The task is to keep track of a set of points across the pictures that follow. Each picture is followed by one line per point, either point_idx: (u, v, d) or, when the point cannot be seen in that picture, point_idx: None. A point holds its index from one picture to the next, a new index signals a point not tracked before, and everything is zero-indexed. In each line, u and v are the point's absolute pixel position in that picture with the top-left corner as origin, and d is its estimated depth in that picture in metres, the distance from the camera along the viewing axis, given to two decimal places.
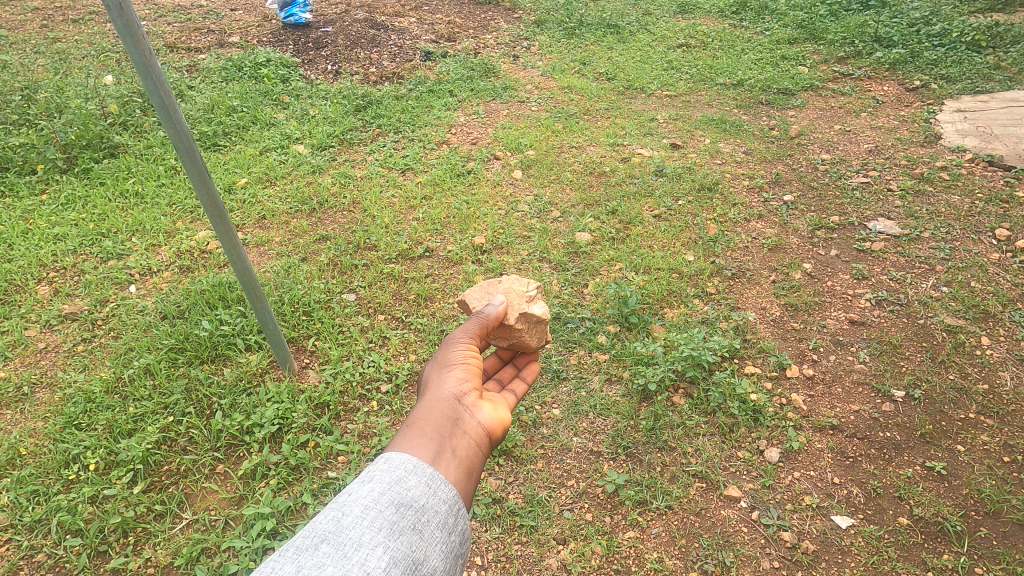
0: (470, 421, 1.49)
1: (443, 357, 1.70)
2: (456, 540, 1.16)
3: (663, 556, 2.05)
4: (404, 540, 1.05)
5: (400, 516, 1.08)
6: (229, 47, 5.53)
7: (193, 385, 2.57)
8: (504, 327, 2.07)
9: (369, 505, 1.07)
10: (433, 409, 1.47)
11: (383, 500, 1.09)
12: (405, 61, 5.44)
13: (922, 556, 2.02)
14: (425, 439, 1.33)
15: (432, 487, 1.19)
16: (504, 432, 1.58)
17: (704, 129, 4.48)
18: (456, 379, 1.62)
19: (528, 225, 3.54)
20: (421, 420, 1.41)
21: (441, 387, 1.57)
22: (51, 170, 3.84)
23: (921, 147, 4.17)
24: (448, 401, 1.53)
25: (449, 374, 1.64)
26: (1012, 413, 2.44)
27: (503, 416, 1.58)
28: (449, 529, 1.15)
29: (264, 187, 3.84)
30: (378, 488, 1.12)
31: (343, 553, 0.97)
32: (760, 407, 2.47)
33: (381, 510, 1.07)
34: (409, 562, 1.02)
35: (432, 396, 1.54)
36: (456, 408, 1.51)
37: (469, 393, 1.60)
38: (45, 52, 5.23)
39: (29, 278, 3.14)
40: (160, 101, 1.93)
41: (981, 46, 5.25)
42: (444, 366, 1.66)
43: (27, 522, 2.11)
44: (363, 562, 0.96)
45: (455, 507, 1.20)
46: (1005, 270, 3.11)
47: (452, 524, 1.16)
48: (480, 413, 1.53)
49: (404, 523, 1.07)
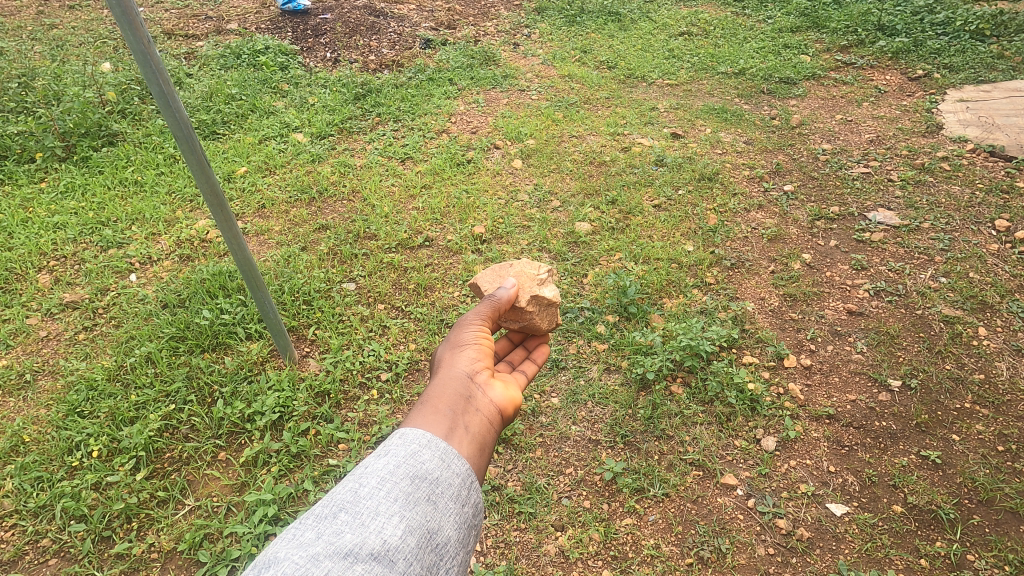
0: (483, 399, 1.50)
1: (456, 337, 1.71)
2: (470, 511, 1.18)
3: (660, 542, 2.08)
4: (419, 510, 1.07)
5: (415, 488, 1.10)
6: (227, 34, 5.49)
7: (194, 373, 2.58)
8: (515, 310, 2.09)
9: (385, 476, 1.09)
10: (447, 387, 1.48)
11: (398, 472, 1.11)
12: (405, 49, 5.40)
13: (916, 543, 2.04)
14: (438, 415, 1.34)
15: (445, 460, 1.20)
16: (515, 411, 1.60)
17: (705, 118, 4.46)
18: (469, 359, 1.63)
19: (528, 215, 3.54)
20: (435, 398, 1.42)
21: (454, 366, 1.59)
22: (50, 158, 3.82)
23: (922, 137, 4.16)
24: (461, 379, 1.54)
25: (462, 353, 1.65)
26: (1008, 403, 2.46)
27: (514, 395, 1.60)
28: (462, 500, 1.17)
29: (264, 176, 3.83)
30: (394, 461, 1.14)
31: (361, 521, 1.00)
32: (757, 396, 2.49)
33: (396, 481, 1.09)
34: (424, 531, 1.05)
35: (445, 374, 1.55)
36: (469, 385, 1.53)
37: (481, 372, 1.61)
38: (41, 39, 5.20)
39: (30, 267, 3.15)
40: (160, 90, 1.93)
41: (984, 35, 5.21)
42: (456, 347, 1.67)
43: (32, 508, 2.13)
44: (380, 530, 0.99)
45: (469, 480, 1.21)
46: (1004, 261, 3.12)
47: (466, 496, 1.18)
48: (492, 392, 1.55)
49: (418, 494, 1.09)
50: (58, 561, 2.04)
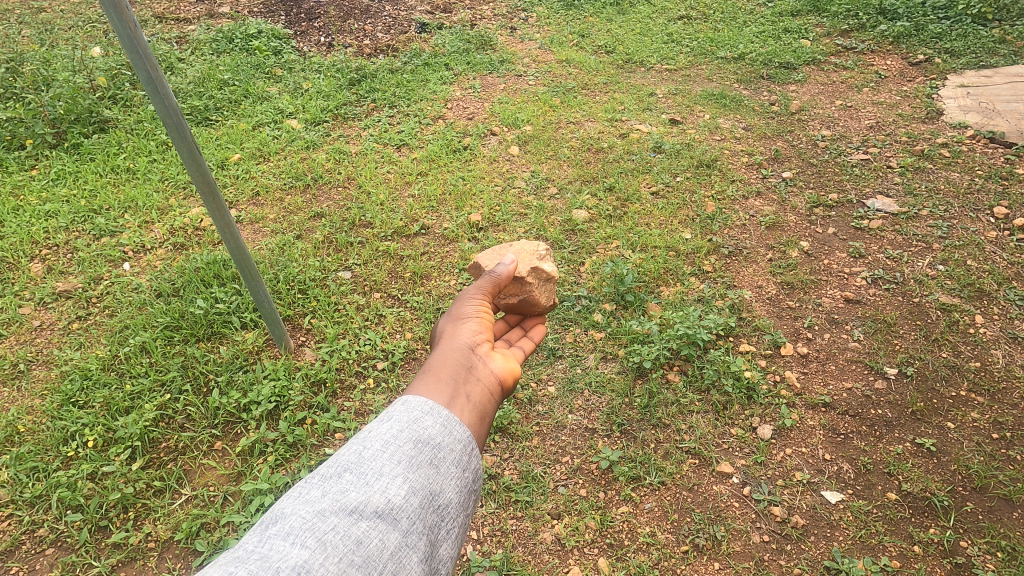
0: (484, 368, 1.49)
1: (457, 311, 1.70)
2: (470, 476, 1.17)
3: (655, 530, 2.09)
4: (422, 473, 1.07)
5: (418, 451, 1.10)
6: (219, 18, 5.40)
7: (189, 362, 2.57)
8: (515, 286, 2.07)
9: (388, 440, 1.09)
10: (448, 357, 1.47)
11: (401, 436, 1.10)
12: (400, 33, 5.32)
13: (909, 530, 2.06)
14: (441, 384, 1.33)
15: (448, 426, 1.18)
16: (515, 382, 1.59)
17: (703, 104, 4.42)
18: (470, 331, 1.62)
19: (525, 202, 3.51)
20: (437, 367, 1.41)
21: (455, 338, 1.58)
22: (41, 145, 3.78)
23: (922, 123, 4.12)
24: (462, 350, 1.52)
25: (463, 326, 1.64)
26: (1003, 390, 2.46)
27: (514, 366, 1.59)
28: (463, 465, 1.16)
29: (258, 162, 3.79)
30: (397, 425, 1.13)
31: (366, 481, 1.00)
32: (753, 384, 2.48)
33: (399, 445, 1.08)
34: (426, 493, 1.05)
35: (446, 345, 1.53)
36: (470, 357, 1.51)
37: (482, 344, 1.60)
38: (29, 23, 5.11)
39: (21, 255, 3.12)
40: (148, 75, 1.89)
41: (986, 19, 5.14)
42: (457, 320, 1.66)
43: (28, 498, 2.13)
44: (384, 490, 1.00)
45: (470, 445, 1.19)
46: (1003, 249, 3.11)
47: (467, 461, 1.17)
48: (492, 363, 1.54)
49: (421, 458, 1.09)
50: (55, 550, 2.03)
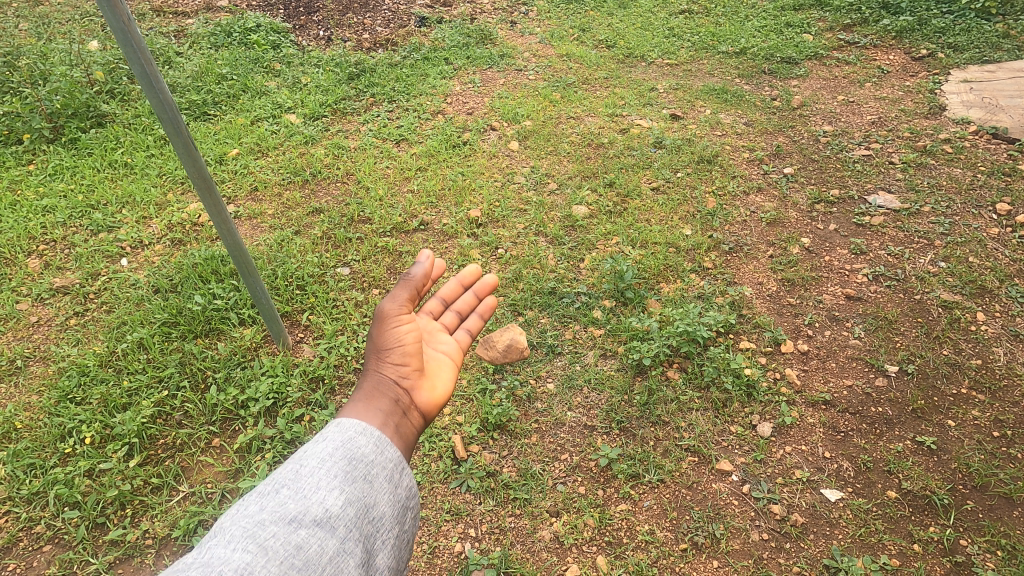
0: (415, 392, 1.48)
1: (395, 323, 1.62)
2: (404, 493, 1.22)
3: (654, 528, 2.08)
4: (357, 486, 1.13)
5: (354, 467, 1.16)
6: (217, 12, 5.36)
7: (187, 358, 2.56)
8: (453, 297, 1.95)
9: (325, 457, 1.15)
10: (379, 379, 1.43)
11: (337, 453, 1.17)
12: (400, 27, 5.28)
13: (909, 529, 2.05)
14: (372, 410, 1.34)
15: (380, 446, 1.23)
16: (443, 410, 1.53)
17: (704, 99, 4.39)
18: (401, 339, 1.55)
19: (525, 198, 3.49)
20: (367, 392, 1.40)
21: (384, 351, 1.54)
22: (38, 140, 3.75)
23: (925, 119, 4.10)
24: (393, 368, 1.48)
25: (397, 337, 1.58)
26: (1004, 388, 2.45)
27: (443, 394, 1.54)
28: (397, 481, 1.21)
29: (256, 157, 3.77)
30: (332, 443, 1.19)
31: (302, 495, 1.07)
32: (754, 381, 2.47)
33: (335, 461, 1.15)
34: (361, 505, 1.11)
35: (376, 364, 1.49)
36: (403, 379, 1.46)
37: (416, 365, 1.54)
38: (26, 16, 5.08)
39: (19, 251, 3.11)
40: (142, 69, 1.87)
41: (990, 13, 5.08)
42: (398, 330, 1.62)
43: (25, 494, 2.12)
44: (320, 501, 1.07)
45: (402, 464, 1.24)
46: (1005, 245, 3.09)
47: (400, 478, 1.22)
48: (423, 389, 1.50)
49: (357, 472, 1.15)
50: (53, 547, 2.03)
